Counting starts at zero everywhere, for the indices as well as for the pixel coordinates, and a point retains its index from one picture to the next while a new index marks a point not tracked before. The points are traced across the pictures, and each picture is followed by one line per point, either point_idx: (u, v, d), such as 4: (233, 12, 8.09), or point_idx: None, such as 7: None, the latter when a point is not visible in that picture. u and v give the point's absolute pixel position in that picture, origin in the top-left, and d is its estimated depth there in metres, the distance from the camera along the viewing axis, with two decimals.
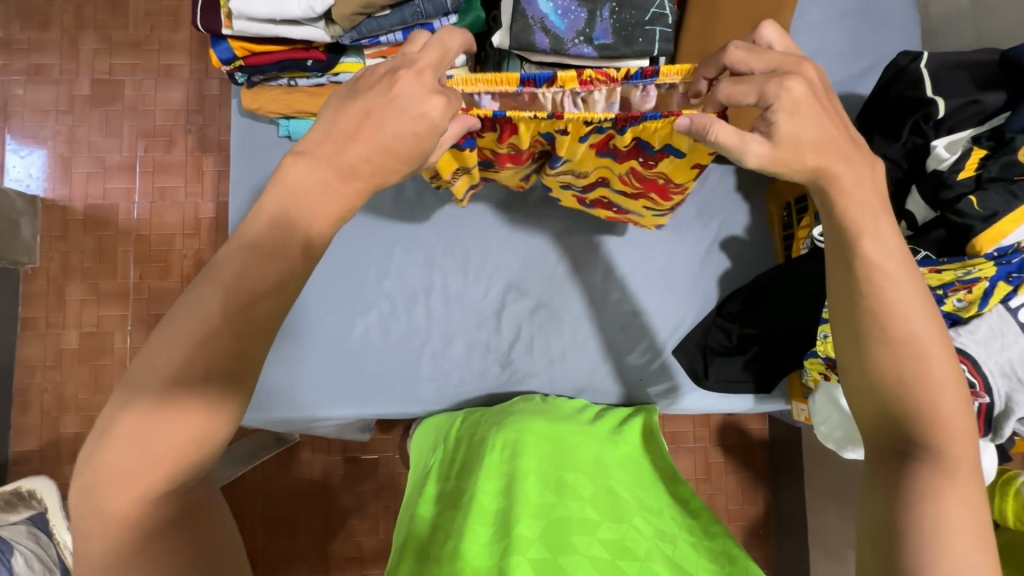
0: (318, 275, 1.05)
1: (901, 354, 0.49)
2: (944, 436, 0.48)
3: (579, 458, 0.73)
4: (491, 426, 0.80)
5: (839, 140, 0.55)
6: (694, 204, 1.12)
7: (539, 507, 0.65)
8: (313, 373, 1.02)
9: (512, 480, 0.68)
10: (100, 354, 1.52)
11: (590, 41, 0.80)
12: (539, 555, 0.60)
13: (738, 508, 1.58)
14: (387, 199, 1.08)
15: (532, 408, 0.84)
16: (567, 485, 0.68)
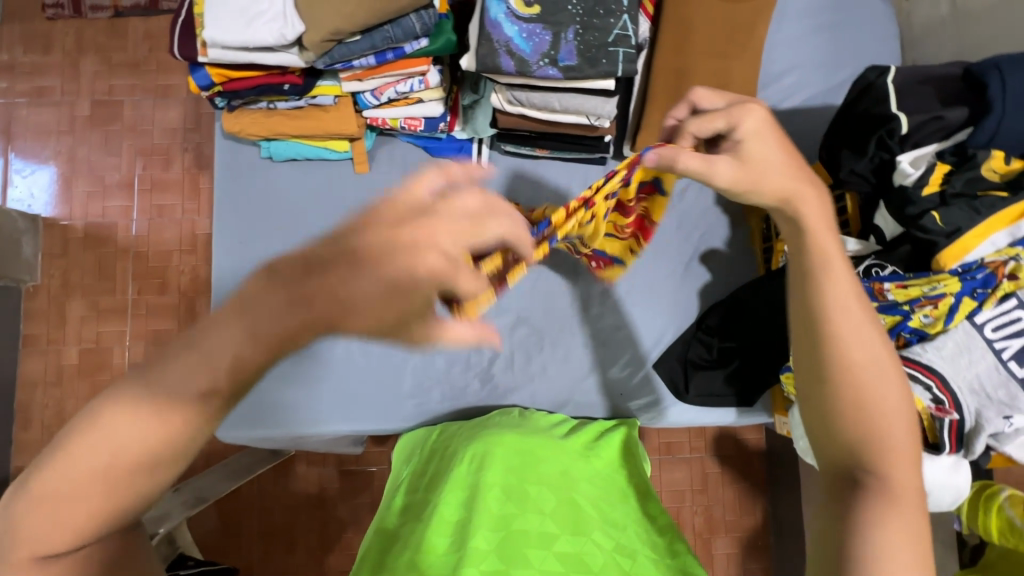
0: None
1: (852, 383, 0.50)
2: (885, 462, 0.49)
3: (547, 472, 0.73)
4: (463, 439, 0.81)
5: (800, 167, 0.59)
6: (674, 217, 1.12)
7: (498, 518, 0.65)
8: (296, 390, 1.04)
9: (475, 490, 0.69)
10: (99, 369, 1.55)
11: (556, 63, 0.82)
12: (490, 568, 0.59)
13: (736, 520, 1.56)
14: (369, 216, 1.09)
15: (508, 423, 0.86)
16: (531, 496, 0.68)
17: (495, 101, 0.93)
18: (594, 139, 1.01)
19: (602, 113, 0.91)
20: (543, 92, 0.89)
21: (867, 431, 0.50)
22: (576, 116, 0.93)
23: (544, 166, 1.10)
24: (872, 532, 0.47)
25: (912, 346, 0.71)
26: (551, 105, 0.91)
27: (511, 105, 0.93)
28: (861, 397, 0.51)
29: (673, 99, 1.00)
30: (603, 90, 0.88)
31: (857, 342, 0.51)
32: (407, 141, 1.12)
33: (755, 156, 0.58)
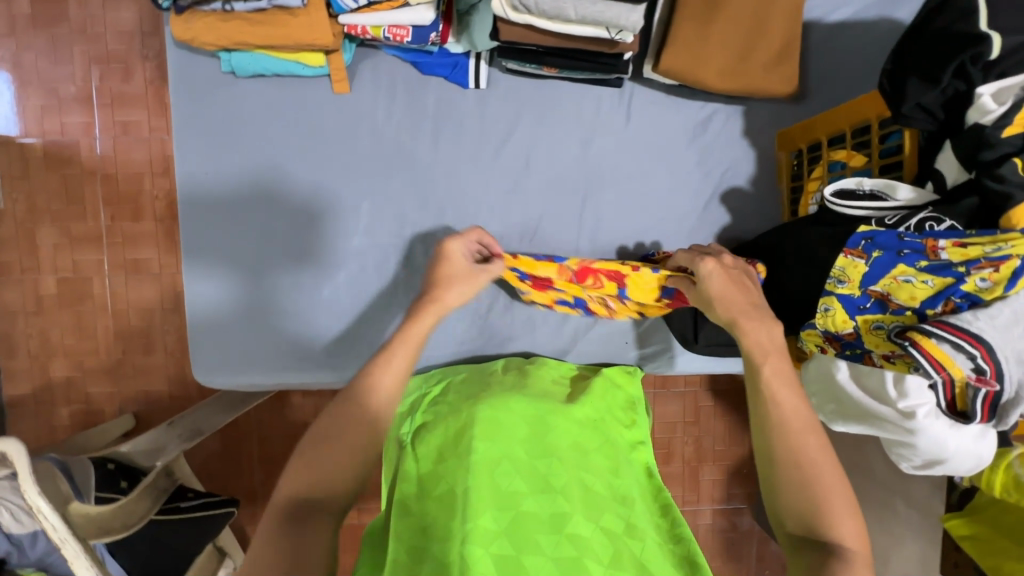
0: (280, 233, 0.97)
1: (796, 460, 0.59)
2: (828, 520, 0.57)
3: (557, 444, 0.70)
4: (468, 403, 0.77)
5: (740, 298, 0.70)
6: (694, 150, 1.00)
7: (504, 495, 0.61)
8: (277, 337, 0.97)
9: (478, 465, 0.65)
10: (81, 298, 1.48)
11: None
12: (501, 550, 0.55)
13: (724, 449, 1.59)
14: (354, 146, 0.97)
15: (510, 385, 0.82)
16: (541, 473, 0.65)
17: (496, 7, 0.80)
18: (613, 56, 0.87)
19: (623, 24, 0.77)
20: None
21: (823, 519, 0.57)
22: (591, 26, 0.80)
23: (553, 88, 0.99)
24: None
25: (961, 312, 0.64)
26: (564, 13, 0.77)
27: (515, 12, 0.80)
28: (807, 472, 0.59)
29: (709, 9, 0.85)
30: None
31: (790, 426, 0.61)
32: (392, 54, 0.96)
33: (721, 293, 0.72)
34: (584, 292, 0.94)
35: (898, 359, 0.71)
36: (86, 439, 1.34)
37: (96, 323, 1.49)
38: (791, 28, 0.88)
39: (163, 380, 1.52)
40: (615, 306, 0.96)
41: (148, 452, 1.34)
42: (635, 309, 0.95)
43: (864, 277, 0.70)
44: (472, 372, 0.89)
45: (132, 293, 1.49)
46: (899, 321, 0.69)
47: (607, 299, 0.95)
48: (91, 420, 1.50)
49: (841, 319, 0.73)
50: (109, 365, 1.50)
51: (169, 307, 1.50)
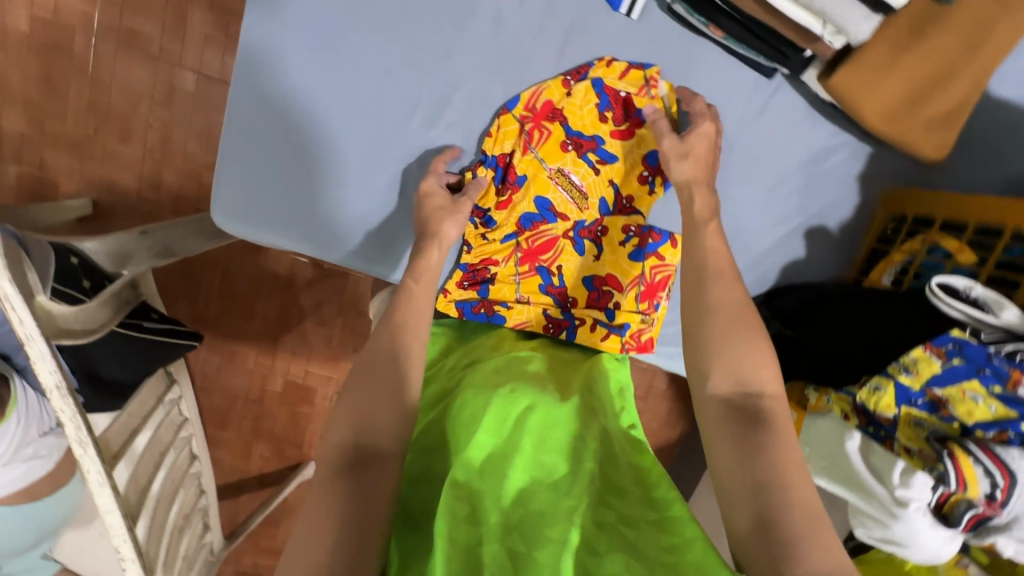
0: (356, 95, 0.86)
1: (725, 295, 0.70)
2: (746, 352, 0.65)
3: (558, 437, 0.68)
4: (474, 389, 0.74)
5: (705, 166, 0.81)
6: (804, 174, 0.94)
7: (513, 492, 0.60)
8: (312, 202, 0.89)
9: (491, 464, 0.63)
10: (57, 50, 1.30)
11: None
12: (512, 546, 0.55)
13: (659, 428, 1.69)
14: (466, 26, 0.84)
15: (511, 369, 0.79)
16: (540, 470, 0.64)
17: None
18: (795, 49, 0.78)
19: (846, 28, 0.73)
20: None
21: (741, 363, 0.65)
22: (805, 13, 0.71)
23: (700, 48, 0.88)
24: (775, 445, 0.59)
25: (1010, 447, 0.67)
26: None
27: None
28: (730, 324, 0.68)
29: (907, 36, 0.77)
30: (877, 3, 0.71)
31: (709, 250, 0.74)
32: None
33: (700, 152, 0.81)
34: (545, 174, 0.90)
35: (918, 453, 0.74)
36: (38, 211, 1.22)
37: (68, 84, 1.32)
38: (974, 91, 0.80)
39: (134, 176, 1.38)
40: (584, 184, 0.92)
41: (115, 256, 1.24)
42: (609, 175, 0.92)
43: (933, 377, 0.72)
44: (483, 356, 0.84)
45: (120, 68, 1.32)
46: (941, 427, 0.72)
47: (573, 170, 0.91)
48: (40, 189, 1.37)
49: (886, 402, 0.76)
50: (78, 138, 1.35)
51: (159, 101, 1.34)
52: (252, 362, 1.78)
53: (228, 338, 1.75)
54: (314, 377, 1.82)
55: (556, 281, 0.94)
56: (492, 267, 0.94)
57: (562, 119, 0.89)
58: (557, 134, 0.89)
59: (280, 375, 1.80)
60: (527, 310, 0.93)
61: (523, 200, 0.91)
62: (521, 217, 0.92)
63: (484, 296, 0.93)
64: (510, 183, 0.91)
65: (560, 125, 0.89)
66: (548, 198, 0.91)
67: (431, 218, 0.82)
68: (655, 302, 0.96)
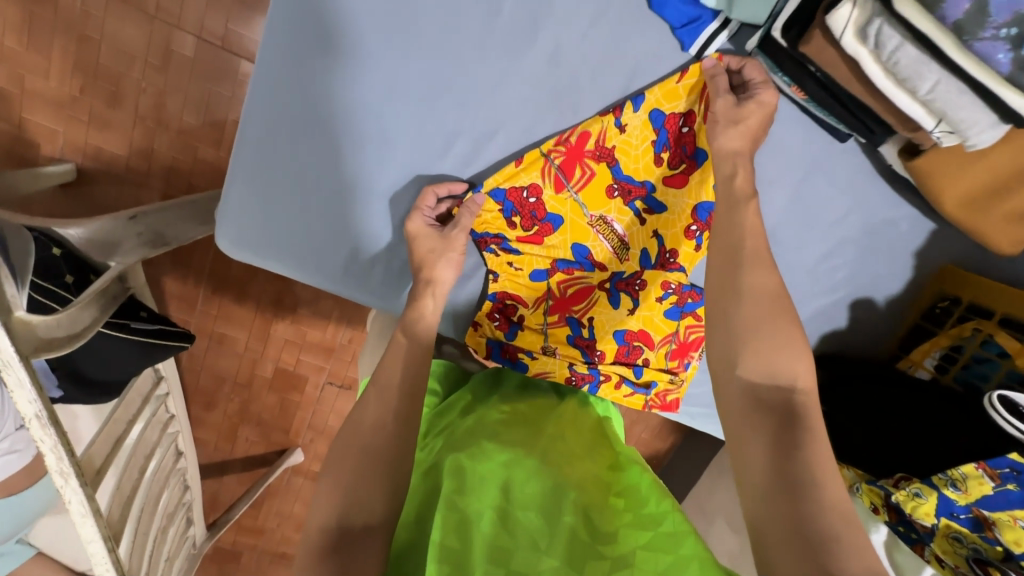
0: (386, 121, 0.77)
1: (756, 300, 0.63)
2: (779, 359, 0.60)
3: (528, 488, 0.60)
4: (451, 447, 0.68)
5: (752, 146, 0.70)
6: (860, 244, 0.88)
7: (493, 552, 0.54)
8: (327, 231, 0.82)
9: (469, 516, 0.56)
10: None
11: (1014, 43, 0.53)
12: None
13: None
14: (519, 54, 0.75)
15: (483, 424, 0.72)
16: (516, 519, 0.57)
17: (835, 21, 0.57)
18: (882, 127, 0.70)
19: (965, 135, 0.59)
20: (928, 57, 0.55)
21: (777, 364, 0.60)
22: (924, 112, 0.59)
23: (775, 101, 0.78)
24: (811, 457, 0.54)
25: None
26: (914, 82, 0.57)
27: (853, 41, 0.58)
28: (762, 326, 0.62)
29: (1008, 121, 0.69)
30: (1012, 115, 0.56)
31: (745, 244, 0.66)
32: None
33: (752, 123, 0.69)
34: (586, 221, 0.83)
35: (950, 567, 0.70)
36: (19, 178, 1.11)
37: (51, 37, 1.18)
38: None
39: (123, 146, 1.26)
40: (627, 233, 0.84)
41: (103, 247, 1.12)
42: (654, 226, 0.83)
43: (983, 498, 0.68)
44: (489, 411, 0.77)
45: (112, 25, 1.18)
46: (983, 548, 0.69)
47: (617, 219, 0.83)
48: (17, 151, 1.25)
49: (925, 510, 0.72)
50: (61, 99, 1.22)
51: (156, 67, 1.21)
52: (242, 347, 1.70)
53: (218, 321, 1.66)
54: (306, 366, 1.74)
55: (585, 333, 0.87)
56: (519, 308, 0.88)
57: (611, 159, 0.79)
58: (603, 176, 0.80)
59: (270, 361, 1.73)
60: (552, 362, 0.86)
61: (558, 242, 0.84)
62: (556, 261, 0.85)
63: (511, 339, 0.88)
64: (540, 215, 0.83)
65: (607, 165, 0.80)
66: (587, 246, 0.84)
67: (422, 263, 0.78)
68: (686, 360, 0.89)
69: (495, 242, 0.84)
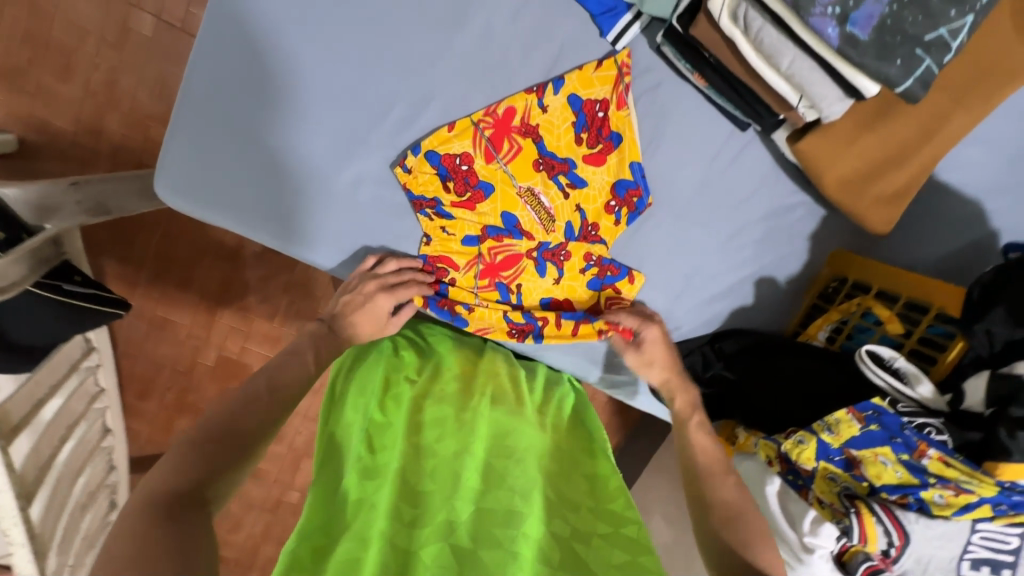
0: (332, 85, 0.83)
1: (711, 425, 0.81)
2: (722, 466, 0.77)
3: (518, 446, 0.75)
4: (425, 397, 0.80)
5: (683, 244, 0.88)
6: (764, 227, 0.98)
7: (467, 489, 0.67)
8: (268, 189, 0.85)
9: (437, 463, 0.70)
10: None
11: (840, 21, 0.63)
12: (462, 541, 0.60)
13: None
14: (453, 35, 0.82)
15: (461, 381, 0.85)
16: (500, 471, 0.70)
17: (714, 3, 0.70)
18: (768, 110, 0.79)
19: (820, 107, 0.72)
20: (784, 37, 0.68)
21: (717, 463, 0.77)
22: (789, 87, 0.71)
23: (681, 91, 0.89)
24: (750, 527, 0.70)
25: (908, 510, 0.72)
26: (776, 58, 0.70)
27: (729, 22, 0.70)
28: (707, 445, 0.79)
29: (872, 115, 0.81)
30: (851, 90, 0.69)
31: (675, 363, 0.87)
32: None
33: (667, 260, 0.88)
34: (514, 190, 0.89)
35: (829, 505, 0.78)
36: None
37: (1, 6, 1.19)
38: (921, 174, 0.86)
39: (71, 120, 1.26)
40: (552, 206, 0.90)
41: (40, 210, 1.07)
42: (577, 200, 0.91)
43: (852, 439, 0.76)
44: (434, 369, 0.86)
45: None
46: (852, 484, 0.77)
47: (544, 191, 0.89)
48: None
49: (807, 456, 0.79)
50: (6, 69, 1.21)
51: (109, 41, 1.23)
52: (184, 333, 1.67)
53: (160, 305, 1.62)
54: (251, 354, 1.71)
55: (513, 299, 0.94)
56: (450, 271, 0.91)
57: (536, 135, 0.87)
58: (529, 150, 0.87)
59: (213, 349, 1.69)
60: (487, 316, 0.93)
61: (487, 210, 0.89)
62: (486, 225, 0.90)
63: (444, 293, 0.91)
64: (469, 180, 0.88)
65: (532, 141, 0.87)
66: (515, 216, 0.90)
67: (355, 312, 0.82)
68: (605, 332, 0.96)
69: (428, 205, 0.89)
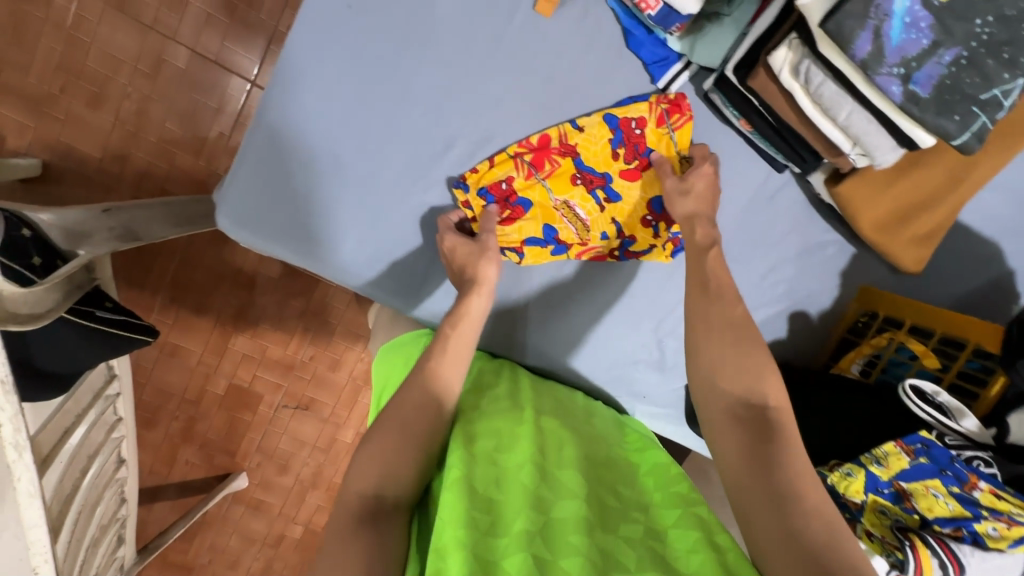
0: (396, 121, 0.87)
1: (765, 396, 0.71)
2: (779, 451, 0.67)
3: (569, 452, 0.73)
4: (490, 412, 0.79)
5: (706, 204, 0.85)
6: (795, 263, 1.02)
7: (535, 498, 0.64)
8: (329, 218, 0.88)
9: (505, 473, 0.68)
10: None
11: (904, 81, 0.67)
12: (537, 550, 0.58)
13: None
14: (511, 78, 0.87)
15: (518, 395, 0.84)
16: (557, 478, 0.68)
17: (777, 57, 0.74)
18: (813, 156, 0.85)
19: (874, 155, 0.76)
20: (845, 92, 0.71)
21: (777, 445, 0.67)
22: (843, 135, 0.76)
23: (723, 135, 0.93)
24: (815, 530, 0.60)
25: (964, 542, 0.72)
26: (835, 111, 0.73)
27: (791, 76, 0.74)
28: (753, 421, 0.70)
29: (903, 161, 0.86)
30: (905, 140, 0.73)
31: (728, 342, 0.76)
32: (612, 8, 0.85)
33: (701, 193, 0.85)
34: (552, 204, 0.91)
35: (878, 538, 0.77)
36: None
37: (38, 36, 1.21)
38: (946, 217, 0.91)
39: (98, 147, 1.27)
40: (589, 219, 0.93)
41: (72, 235, 1.05)
42: (612, 214, 0.93)
43: (900, 471, 0.78)
44: (496, 387, 0.86)
45: (108, 30, 1.23)
46: (902, 517, 0.77)
47: (580, 204, 0.92)
48: None
49: (855, 488, 0.79)
50: (43, 97, 1.23)
51: (146, 71, 1.25)
52: (195, 360, 1.64)
53: (173, 331, 1.60)
54: (262, 383, 1.67)
55: None
56: None
57: (574, 154, 0.90)
58: (567, 167, 0.91)
59: (224, 376, 1.66)
60: None
61: (529, 224, 0.92)
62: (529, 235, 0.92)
63: None
64: (510, 196, 0.90)
65: (571, 160, 0.90)
66: (555, 228, 0.92)
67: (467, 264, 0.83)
68: None
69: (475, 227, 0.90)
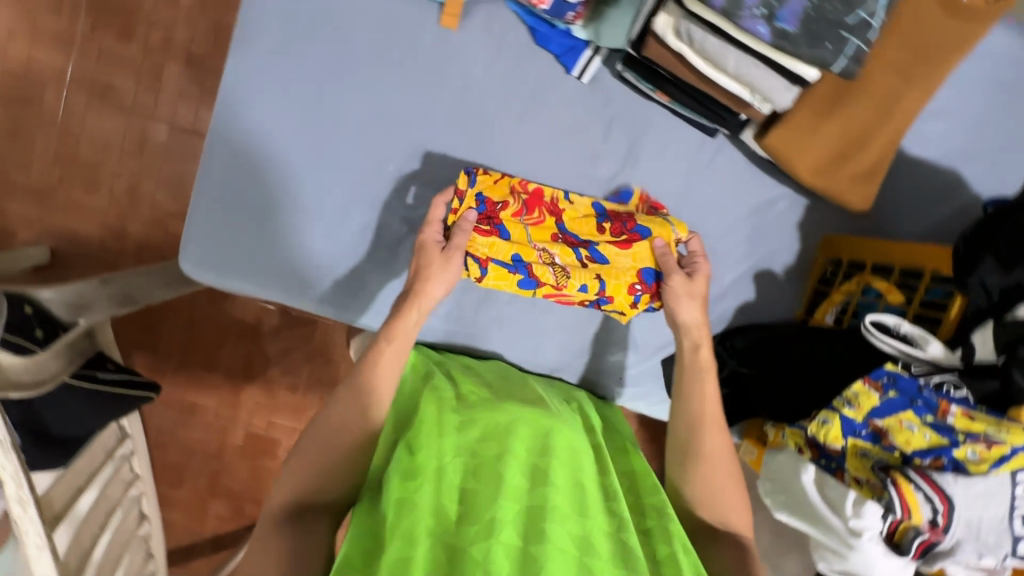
0: (335, 148, 0.92)
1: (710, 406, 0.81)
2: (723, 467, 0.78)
3: (557, 444, 0.74)
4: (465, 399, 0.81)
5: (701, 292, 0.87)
6: (751, 223, 1.02)
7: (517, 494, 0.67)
8: (283, 247, 0.93)
9: (481, 463, 0.71)
10: (26, 103, 1.32)
11: (769, 20, 0.70)
12: (512, 541, 0.62)
13: None
14: (436, 92, 0.92)
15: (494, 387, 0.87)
16: (539, 472, 0.70)
17: (659, 23, 0.78)
18: (729, 112, 0.87)
19: (773, 97, 0.79)
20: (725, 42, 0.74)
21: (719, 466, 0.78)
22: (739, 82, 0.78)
23: (650, 110, 0.96)
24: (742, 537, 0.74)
25: (945, 472, 0.73)
26: (722, 62, 0.76)
27: (675, 37, 0.78)
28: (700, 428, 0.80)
29: (829, 103, 0.87)
30: (793, 76, 0.76)
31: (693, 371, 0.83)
32: (516, 12, 0.90)
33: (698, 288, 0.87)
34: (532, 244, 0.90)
35: (866, 483, 0.77)
36: None
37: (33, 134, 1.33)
38: (887, 151, 0.91)
39: (96, 225, 1.37)
40: (567, 266, 0.91)
41: (73, 307, 1.11)
42: (597, 272, 0.91)
43: (873, 409, 0.77)
44: (467, 379, 0.89)
45: (92, 119, 1.34)
46: (884, 456, 0.77)
47: (559, 253, 0.91)
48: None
49: (834, 435, 0.79)
50: (42, 189, 1.34)
51: (130, 149, 1.35)
52: (211, 414, 1.70)
53: (188, 390, 1.67)
54: (277, 428, 1.71)
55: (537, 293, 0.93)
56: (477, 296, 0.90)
57: (559, 219, 0.93)
58: (551, 226, 0.93)
59: (241, 427, 1.71)
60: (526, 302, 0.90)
61: (505, 247, 0.89)
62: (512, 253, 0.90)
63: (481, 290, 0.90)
64: (487, 211, 0.89)
65: (556, 221, 0.93)
66: (525, 261, 0.90)
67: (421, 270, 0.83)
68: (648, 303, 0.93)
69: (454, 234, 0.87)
